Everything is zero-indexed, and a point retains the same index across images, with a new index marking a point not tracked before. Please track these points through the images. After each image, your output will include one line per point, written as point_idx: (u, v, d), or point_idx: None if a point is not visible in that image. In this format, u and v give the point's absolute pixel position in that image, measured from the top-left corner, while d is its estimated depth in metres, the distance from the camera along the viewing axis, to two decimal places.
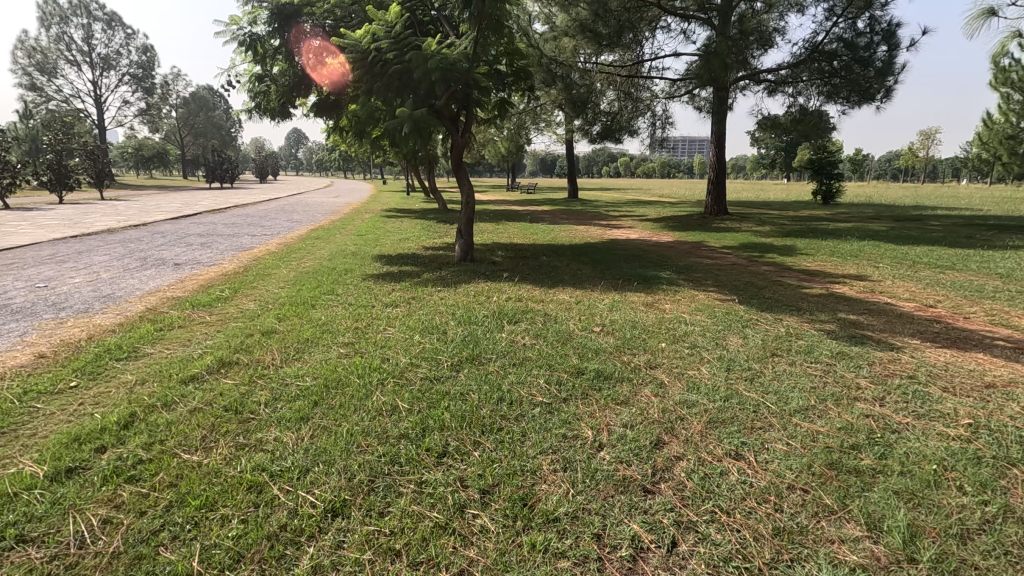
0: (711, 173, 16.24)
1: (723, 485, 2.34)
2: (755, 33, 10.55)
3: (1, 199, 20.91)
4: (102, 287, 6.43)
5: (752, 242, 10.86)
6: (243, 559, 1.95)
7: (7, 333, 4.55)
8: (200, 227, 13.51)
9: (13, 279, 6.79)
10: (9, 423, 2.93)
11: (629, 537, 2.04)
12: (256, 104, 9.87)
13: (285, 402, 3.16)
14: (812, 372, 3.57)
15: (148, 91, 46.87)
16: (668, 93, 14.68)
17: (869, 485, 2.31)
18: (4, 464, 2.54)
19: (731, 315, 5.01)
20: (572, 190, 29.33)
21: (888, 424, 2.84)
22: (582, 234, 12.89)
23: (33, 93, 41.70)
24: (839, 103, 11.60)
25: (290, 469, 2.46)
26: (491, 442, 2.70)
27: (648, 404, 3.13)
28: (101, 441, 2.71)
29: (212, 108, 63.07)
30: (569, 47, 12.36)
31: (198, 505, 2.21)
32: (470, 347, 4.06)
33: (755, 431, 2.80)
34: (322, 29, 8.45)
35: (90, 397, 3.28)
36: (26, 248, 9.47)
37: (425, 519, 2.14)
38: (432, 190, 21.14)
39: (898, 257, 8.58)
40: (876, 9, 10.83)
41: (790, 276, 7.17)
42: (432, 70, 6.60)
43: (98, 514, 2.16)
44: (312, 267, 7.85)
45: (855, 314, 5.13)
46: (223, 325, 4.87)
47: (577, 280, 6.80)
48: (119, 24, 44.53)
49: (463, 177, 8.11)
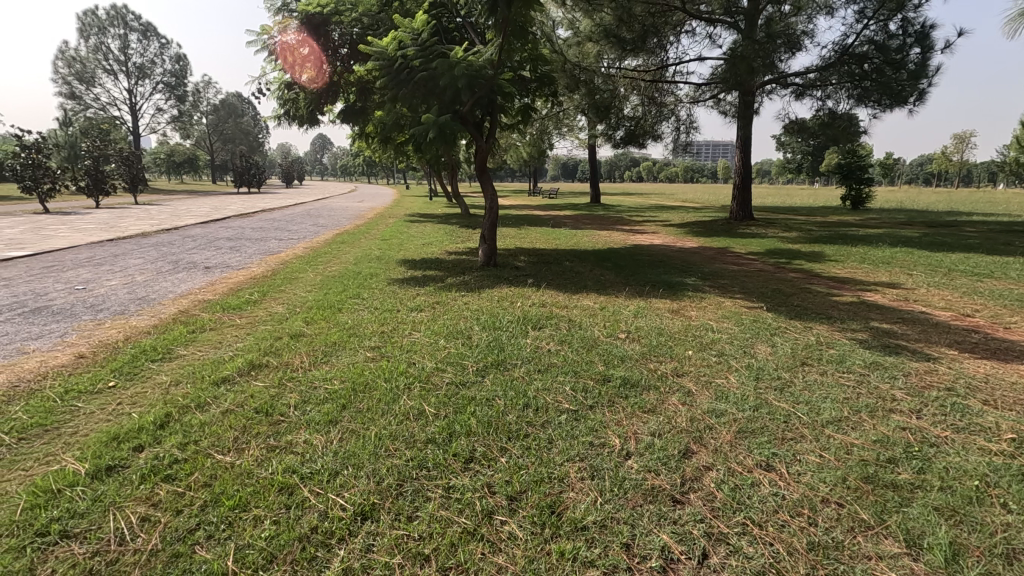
0: (736, 177, 16.00)
1: (755, 497, 2.30)
2: (782, 37, 10.35)
3: (42, 204, 21.71)
4: (138, 289, 6.66)
5: (778, 248, 10.70)
6: (276, 559, 1.98)
7: (49, 333, 4.72)
8: (229, 230, 13.85)
9: (54, 280, 7.08)
10: (52, 421, 3.04)
11: (659, 547, 2.02)
12: (285, 111, 10.06)
13: (315, 405, 3.21)
14: (844, 383, 3.49)
15: (180, 98, 48.20)
16: (694, 98, 14.59)
17: (908, 501, 2.24)
18: (48, 461, 2.63)
19: (758, 323, 4.93)
20: (594, 195, 29.16)
21: (926, 437, 2.76)
22: (605, 239, 12.82)
23: (72, 101, 43.27)
24: (870, 106, 11.32)
25: (320, 472, 2.50)
26: (518, 449, 2.70)
27: (676, 412, 3.11)
28: (138, 440, 2.79)
29: (239, 115, 64.53)
30: (592, 51, 12.19)
31: (231, 506, 2.26)
32: (495, 353, 4.07)
33: (786, 442, 2.75)
34: (349, 38, 8.61)
35: (127, 397, 3.38)
36: (65, 251, 9.83)
37: (453, 525, 2.15)
38: (454, 195, 21.13)
39: (933, 264, 8.36)
40: (909, 10, 10.58)
41: (820, 283, 7.02)
42: (458, 77, 6.66)
43: (137, 512, 2.22)
44: (338, 271, 7.98)
45: (888, 322, 5.01)
46: (253, 327, 4.99)
47: (601, 286, 6.76)
48: (154, 34, 46.08)
49: (487, 183, 8.13)
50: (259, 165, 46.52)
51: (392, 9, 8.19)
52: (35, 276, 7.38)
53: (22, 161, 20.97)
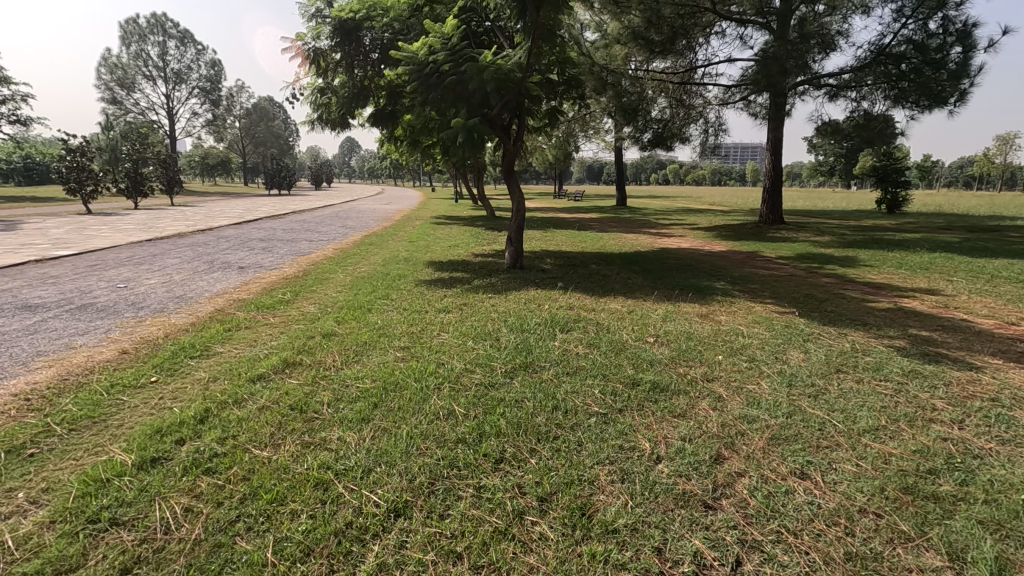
0: (767, 180, 15.70)
1: (789, 505, 2.27)
2: (817, 36, 10.14)
3: (86, 205, 22.52)
4: (177, 288, 6.89)
5: (811, 252, 10.48)
6: (313, 552, 2.03)
7: (94, 330, 4.91)
8: (261, 232, 14.26)
9: (98, 279, 7.36)
10: (99, 414, 3.17)
11: (691, 552, 2.01)
12: (319, 116, 10.30)
13: (347, 403, 3.28)
14: (881, 391, 3.40)
15: (214, 103, 49.51)
16: (722, 100, 14.42)
17: (950, 513, 2.18)
18: (97, 451, 2.75)
19: (791, 328, 4.84)
20: (620, 198, 28.93)
21: (969, 449, 2.68)
22: (632, 242, 12.76)
23: (114, 106, 44.96)
24: (908, 107, 10.99)
25: (354, 469, 2.55)
26: (548, 450, 2.71)
27: (706, 417, 3.08)
28: (180, 433, 2.89)
29: (271, 119, 66.16)
30: (620, 54, 12.08)
31: (270, 499, 2.33)
32: (523, 355, 4.09)
33: (821, 450, 2.70)
34: (380, 42, 8.66)
35: (169, 392, 3.51)
36: (107, 251, 10.19)
37: (484, 524, 2.18)
38: (480, 197, 21.19)
39: (975, 270, 8.07)
40: (950, 8, 10.28)
41: (855, 289, 6.87)
42: (487, 80, 6.75)
43: (181, 503, 2.31)
44: (368, 272, 8.14)
45: (927, 330, 4.86)
46: (286, 326, 5.13)
47: (629, 290, 6.72)
48: (192, 40, 47.59)
49: (514, 186, 8.15)
50: (289, 168, 47.57)
51: (423, 14, 8.45)
52: (80, 275, 7.67)
53: (68, 163, 21.81)
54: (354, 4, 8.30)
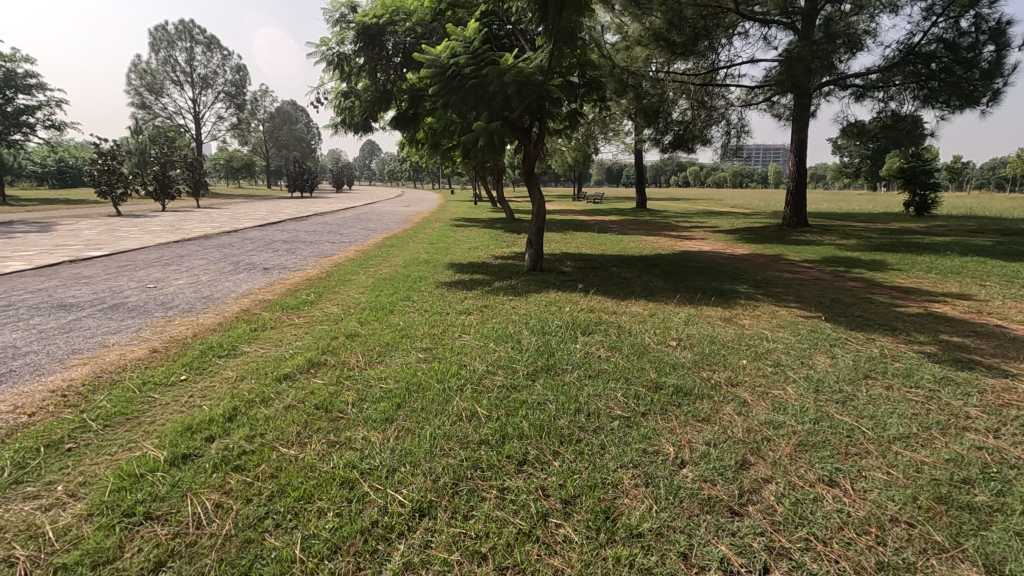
0: (790, 182, 15.42)
1: (818, 512, 2.23)
2: (843, 36, 9.98)
3: (116, 206, 23.11)
4: (204, 289, 7.03)
5: (836, 256, 10.29)
6: (340, 550, 2.06)
7: (126, 329, 5.05)
8: (285, 234, 14.52)
9: (128, 279, 7.56)
10: (132, 411, 3.25)
11: (718, 558, 2.00)
12: (342, 120, 10.43)
13: (371, 403, 3.32)
14: (912, 398, 3.33)
15: (239, 107, 50.47)
16: (745, 101, 14.25)
17: (986, 524, 2.13)
18: (130, 447, 2.83)
19: (817, 333, 4.76)
20: (640, 201, 28.71)
21: (1005, 459, 2.61)
22: (653, 244, 12.67)
23: (143, 111, 46.11)
24: (937, 107, 10.74)
25: (379, 468, 2.58)
26: (570, 453, 2.71)
27: (731, 422, 3.04)
28: (209, 431, 2.96)
29: (294, 122, 67.28)
30: (641, 56, 12.21)
31: (297, 497, 2.37)
32: (544, 357, 4.10)
33: (850, 457, 2.65)
34: (403, 47, 8.76)
35: (198, 390, 3.59)
36: (137, 252, 10.46)
37: (509, 525, 2.19)
38: (500, 199, 21.21)
39: (1009, 275, 7.84)
40: (983, 6, 10.00)
41: (882, 293, 6.72)
42: (508, 83, 6.77)
43: (212, 499, 2.36)
44: (389, 274, 8.21)
45: (960, 336, 4.74)
46: (310, 326, 5.20)
47: (650, 293, 6.69)
48: (218, 46, 48.61)
49: (534, 188, 8.16)
50: (311, 171, 48.24)
51: (446, 18, 8.52)
52: (111, 275, 7.88)
53: (99, 166, 22.41)
54: (378, 8, 8.35)
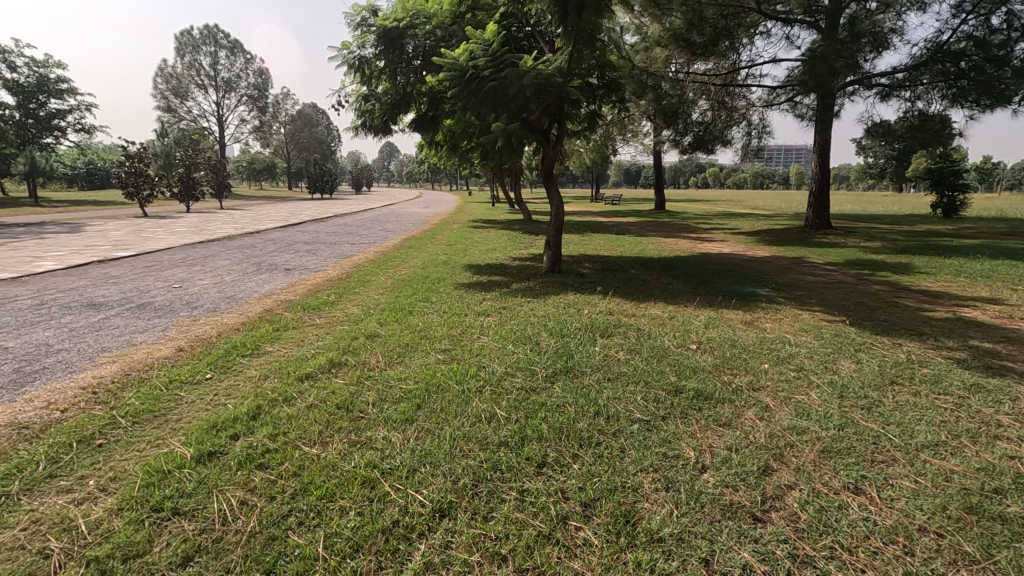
0: (813, 183, 15.16)
1: (843, 520, 2.20)
2: (868, 35, 9.81)
3: (143, 208, 23.66)
4: (227, 289, 7.16)
5: (860, 258, 10.10)
6: (362, 549, 2.09)
7: (153, 328, 5.17)
8: (307, 235, 14.75)
9: (155, 279, 7.74)
10: (160, 408, 3.33)
11: (740, 565, 1.97)
12: (362, 122, 10.51)
13: (391, 403, 3.35)
14: (941, 405, 3.25)
15: (261, 109, 51.27)
16: (767, 102, 14.06)
17: (1019, 536, 2.07)
18: (158, 444, 2.89)
19: (841, 338, 4.68)
20: (659, 202, 28.49)
21: None
22: (672, 246, 12.58)
23: (169, 114, 47.15)
24: (966, 107, 10.36)
25: (400, 468, 2.60)
26: (590, 456, 2.71)
27: (753, 428, 3.00)
28: (234, 428, 3.02)
29: (315, 125, 68.14)
30: (660, 56, 12.10)
31: (319, 495, 2.40)
32: (564, 359, 4.09)
33: (876, 465, 2.60)
34: (423, 49, 8.85)
35: (223, 388, 3.66)
36: (163, 252, 10.71)
37: (529, 527, 2.19)
38: (518, 201, 21.19)
39: None
40: (1015, 2, 9.72)
41: (909, 297, 6.58)
42: (527, 85, 6.76)
43: (237, 496, 2.41)
44: (408, 275, 8.26)
45: (990, 341, 4.61)
46: (331, 327, 5.26)
47: (669, 295, 6.64)
48: (241, 50, 49.50)
49: (553, 190, 8.15)
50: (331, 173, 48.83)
51: (465, 21, 8.60)
52: (139, 275, 8.08)
53: (126, 169, 22.95)
54: (399, 12, 8.42)
